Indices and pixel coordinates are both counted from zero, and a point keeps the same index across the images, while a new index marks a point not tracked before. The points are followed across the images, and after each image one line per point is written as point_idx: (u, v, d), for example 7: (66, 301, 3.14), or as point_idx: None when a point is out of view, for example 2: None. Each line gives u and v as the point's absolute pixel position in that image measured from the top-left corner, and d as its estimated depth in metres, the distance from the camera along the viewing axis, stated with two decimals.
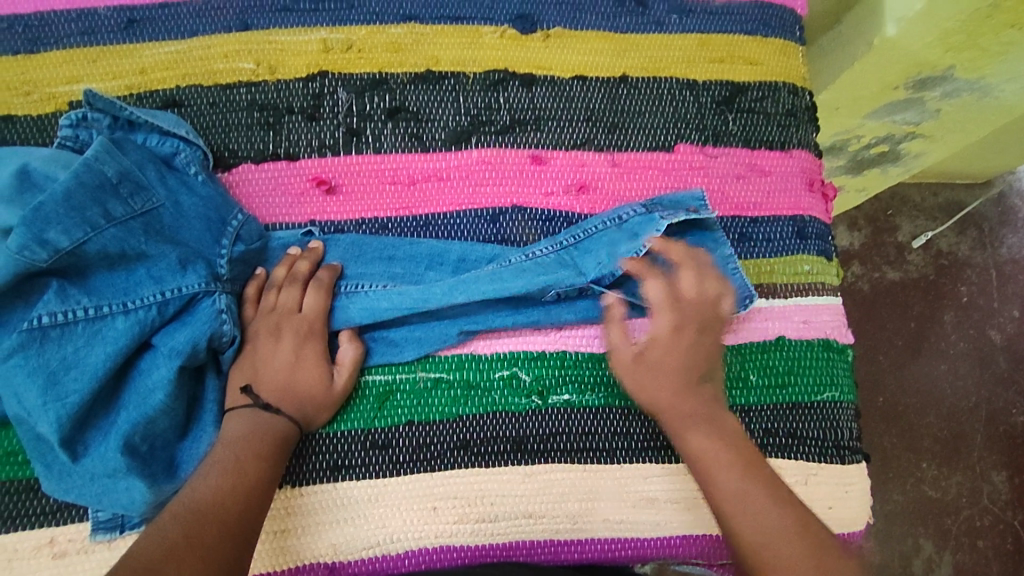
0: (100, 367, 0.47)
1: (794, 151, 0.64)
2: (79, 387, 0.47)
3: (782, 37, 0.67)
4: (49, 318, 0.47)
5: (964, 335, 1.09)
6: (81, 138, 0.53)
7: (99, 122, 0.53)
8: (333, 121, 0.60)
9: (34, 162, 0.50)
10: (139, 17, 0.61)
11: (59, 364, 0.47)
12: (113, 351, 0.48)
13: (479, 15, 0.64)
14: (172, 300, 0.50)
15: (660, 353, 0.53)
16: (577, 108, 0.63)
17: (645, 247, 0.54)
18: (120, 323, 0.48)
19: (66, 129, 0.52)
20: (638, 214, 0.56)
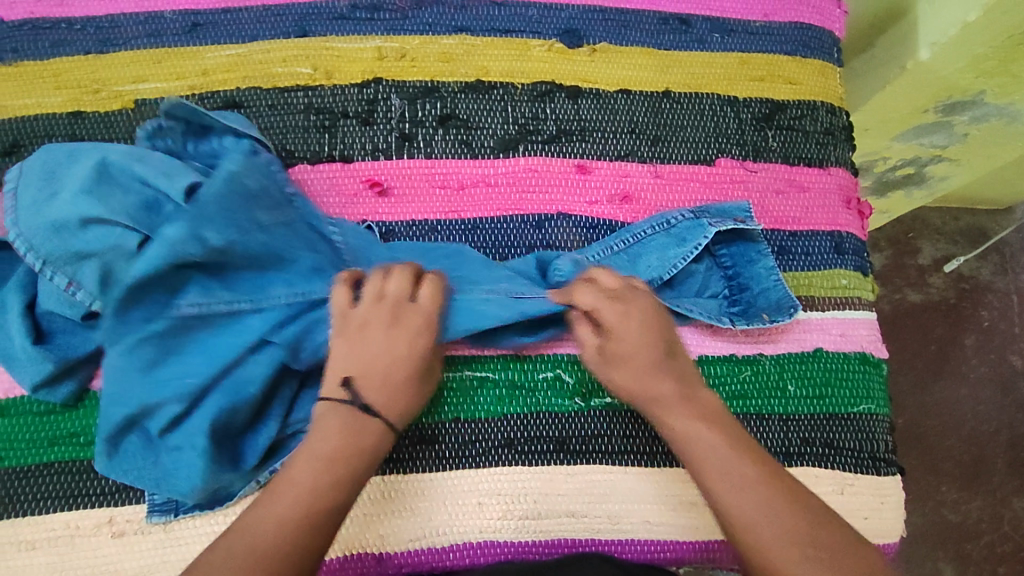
0: (231, 358, 0.50)
1: (832, 169, 0.66)
2: (210, 372, 0.50)
3: (821, 58, 0.69)
4: (194, 309, 0.50)
5: (985, 359, 1.09)
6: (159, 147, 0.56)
7: (173, 131, 0.56)
8: (387, 126, 0.62)
9: (112, 156, 0.50)
10: (203, 21, 0.64)
11: (197, 350, 0.50)
12: (245, 345, 0.50)
13: (528, 29, 0.66)
14: (298, 302, 0.52)
15: (620, 347, 0.53)
16: (622, 120, 0.65)
17: (692, 252, 0.58)
18: (253, 320, 0.51)
19: (144, 140, 0.56)
20: (685, 219, 0.60)
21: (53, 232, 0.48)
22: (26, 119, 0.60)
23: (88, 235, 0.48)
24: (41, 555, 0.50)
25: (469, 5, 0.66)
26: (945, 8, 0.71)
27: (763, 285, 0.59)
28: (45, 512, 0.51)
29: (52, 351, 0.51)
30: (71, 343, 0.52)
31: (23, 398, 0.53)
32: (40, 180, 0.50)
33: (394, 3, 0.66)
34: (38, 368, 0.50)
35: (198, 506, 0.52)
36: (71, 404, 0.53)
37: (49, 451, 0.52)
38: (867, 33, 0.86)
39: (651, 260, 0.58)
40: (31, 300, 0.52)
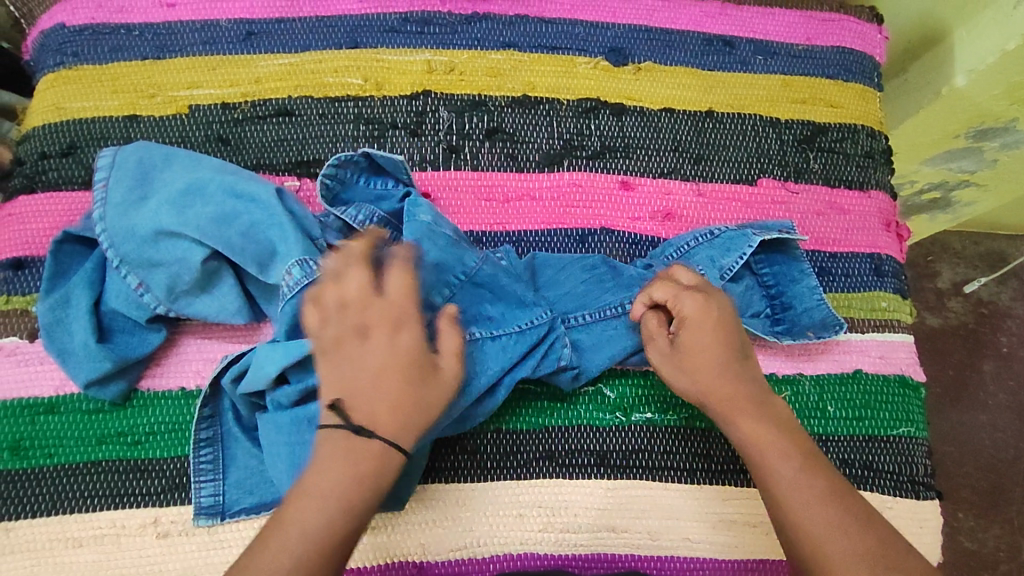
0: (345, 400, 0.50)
1: (872, 192, 0.66)
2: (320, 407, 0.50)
3: (861, 83, 0.69)
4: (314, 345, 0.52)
5: (1004, 386, 1.05)
6: (338, 177, 0.58)
7: (354, 164, 0.59)
8: (435, 138, 0.63)
9: (204, 173, 0.53)
10: (257, 30, 0.65)
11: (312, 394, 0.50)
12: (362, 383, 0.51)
13: (574, 46, 0.67)
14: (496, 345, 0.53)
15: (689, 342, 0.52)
16: (665, 138, 0.65)
17: (736, 263, 0.59)
18: None
19: (331, 168, 0.58)
20: (728, 230, 0.61)
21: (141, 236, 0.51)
22: (84, 121, 0.61)
23: (173, 242, 0.51)
24: (87, 553, 0.51)
25: (517, 21, 0.67)
26: (984, 37, 0.72)
27: (805, 304, 0.60)
28: (91, 510, 0.51)
29: (112, 350, 0.52)
30: (130, 343, 0.53)
31: (74, 395, 0.53)
32: (129, 178, 0.53)
33: (443, 17, 0.67)
34: (96, 367, 0.51)
35: (246, 510, 0.51)
36: (120, 403, 0.53)
37: (96, 449, 0.52)
38: (902, 59, 0.87)
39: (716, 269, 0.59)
40: (98, 297, 0.53)
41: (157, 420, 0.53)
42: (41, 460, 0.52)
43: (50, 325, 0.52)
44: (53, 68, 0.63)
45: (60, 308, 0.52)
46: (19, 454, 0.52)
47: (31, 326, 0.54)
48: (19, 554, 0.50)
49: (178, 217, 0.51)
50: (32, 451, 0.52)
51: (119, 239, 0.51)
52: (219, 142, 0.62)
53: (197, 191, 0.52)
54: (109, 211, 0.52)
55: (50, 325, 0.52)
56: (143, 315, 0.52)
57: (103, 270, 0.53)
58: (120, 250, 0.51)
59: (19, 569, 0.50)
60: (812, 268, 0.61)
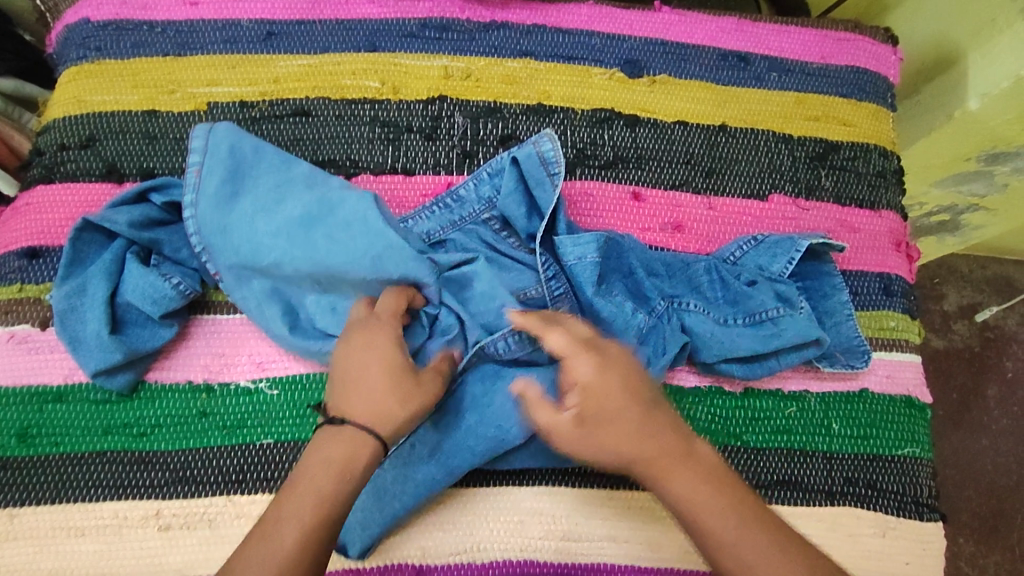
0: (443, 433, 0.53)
1: (883, 212, 0.66)
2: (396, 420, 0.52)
3: (875, 102, 0.70)
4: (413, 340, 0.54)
5: (1008, 412, 1.04)
6: (499, 168, 0.60)
7: (498, 163, 0.60)
8: (449, 143, 0.64)
9: (296, 179, 0.55)
10: (277, 30, 0.66)
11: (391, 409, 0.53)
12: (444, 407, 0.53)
13: (590, 57, 0.68)
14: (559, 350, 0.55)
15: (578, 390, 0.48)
16: (677, 151, 0.66)
17: (785, 266, 0.59)
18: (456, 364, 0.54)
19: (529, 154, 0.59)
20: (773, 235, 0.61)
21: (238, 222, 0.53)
22: (103, 115, 0.62)
23: (251, 230, 0.53)
24: (90, 542, 0.51)
25: (534, 30, 0.68)
26: (998, 61, 0.72)
27: (836, 319, 0.60)
28: (96, 500, 0.51)
29: (123, 341, 0.52)
30: (141, 336, 0.53)
31: (81, 385, 0.53)
32: (220, 166, 0.54)
33: (462, 24, 0.67)
34: (105, 358, 0.51)
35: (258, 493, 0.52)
36: (126, 394, 0.53)
37: (101, 440, 0.53)
38: (915, 81, 0.88)
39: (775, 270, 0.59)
40: (114, 289, 0.53)
41: (162, 413, 0.53)
42: (47, 449, 0.52)
43: (63, 312, 0.52)
44: (76, 62, 0.64)
45: (76, 296, 0.52)
46: (26, 442, 0.52)
47: (42, 315, 0.55)
48: (24, 541, 0.50)
49: (264, 207, 0.54)
50: (39, 439, 0.52)
51: (209, 228, 0.53)
52: None
53: (287, 189, 0.54)
54: (201, 200, 0.54)
55: (64, 313, 0.52)
56: (156, 310, 0.52)
57: (121, 262, 0.54)
58: (207, 230, 0.53)
59: (22, 556, 0.50)
60: (843, 281, 0.61)
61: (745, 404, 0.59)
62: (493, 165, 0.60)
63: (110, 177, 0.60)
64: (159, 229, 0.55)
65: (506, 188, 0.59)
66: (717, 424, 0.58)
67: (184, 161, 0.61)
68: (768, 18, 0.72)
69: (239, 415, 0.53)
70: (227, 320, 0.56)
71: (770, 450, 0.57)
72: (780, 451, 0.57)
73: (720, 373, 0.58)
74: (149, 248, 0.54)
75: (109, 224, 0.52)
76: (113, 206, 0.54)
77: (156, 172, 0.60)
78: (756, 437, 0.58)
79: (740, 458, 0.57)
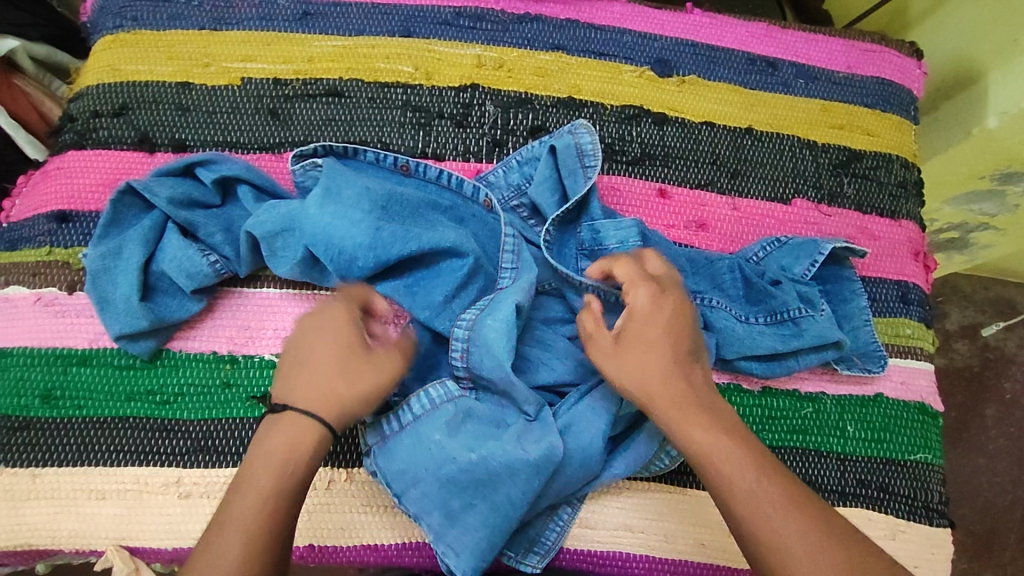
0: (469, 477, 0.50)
1: (903, 221, 0.67)
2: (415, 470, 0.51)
3: (899, 114, 0.71)
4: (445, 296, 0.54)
5: (1006, 432, 1.05)
6: (531, 152, 0.61)
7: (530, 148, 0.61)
8: (480, 131, 0.64)
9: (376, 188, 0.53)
10: (314, 11, 0.66)
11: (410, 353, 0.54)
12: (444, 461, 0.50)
13: (622, 54, 0.69)
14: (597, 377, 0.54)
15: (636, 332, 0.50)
16: (704, 151, 0.66)
17: (810, 266, 0.60)
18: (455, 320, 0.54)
19: (565, 137, 0.60)
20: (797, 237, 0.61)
21: (286, 226, 0.52)
22: (137, 85, 0.62)
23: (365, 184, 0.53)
24: (110, 506, 0.51)
25: (567, 25, 0.69)
26: (1019, 81, 0.74)
27: (854, 324, 0.60)
28: (118, 464, 0.51)
29: (152, 309, 0.52)
30: (169, 306, 0.53)
31: (107, 350, 0.53)
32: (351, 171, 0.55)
33: (496, 14, 0.68)
34: (132, 323, 0.51)
35: None
36: (149, 360, 0.53)
37: (125, 405, 0.53)
38: (934, 97, 0.89)
39: (794, 271, 0.60)
40: (148, 257, 0.53)
41: (186, 381, 0.53)
42: (70, 412, 0.52)
43: (96, 272, 0.52)
44: (112, 31, 0.64)
45: (110, 257, 0.52)
46: (50, 403, 0.52)
47: (70, 279, 0.55)
48: (45, 501, 0.51)
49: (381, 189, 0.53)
50: (63, 401, 0.52)
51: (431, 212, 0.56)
52: (269, 115, 0.62)
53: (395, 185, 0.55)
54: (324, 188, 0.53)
55: (97, 273, 0.52)
56: (190, 284, 0.52)
57: (159, 231, 0.54)
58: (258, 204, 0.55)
59: (43, 515, 0.51)
60: (862, 286, 0.62)
61: (762, 403, 0.59)
62: (526, 148, 0.61)
63: (143, 146, 0.60)
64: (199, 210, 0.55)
65: (537, 175, 0.59)
66: None
67: (217, 136, 0.61)
68: (796, 26, 0.73)
69: (265, 387, 0.53)
70: (255, 294, 0.56)
71: (786, 448, 0.58)
72: (794, 450, 0.58)
73: (738, 371, 0.59)
74: (187, 227, 0.54)
75: (150, 194, 0.53)
76: (157, 177, 0.54)
77: (187, 144, 0.61)
78: (772, 436, 0.58)
79: None
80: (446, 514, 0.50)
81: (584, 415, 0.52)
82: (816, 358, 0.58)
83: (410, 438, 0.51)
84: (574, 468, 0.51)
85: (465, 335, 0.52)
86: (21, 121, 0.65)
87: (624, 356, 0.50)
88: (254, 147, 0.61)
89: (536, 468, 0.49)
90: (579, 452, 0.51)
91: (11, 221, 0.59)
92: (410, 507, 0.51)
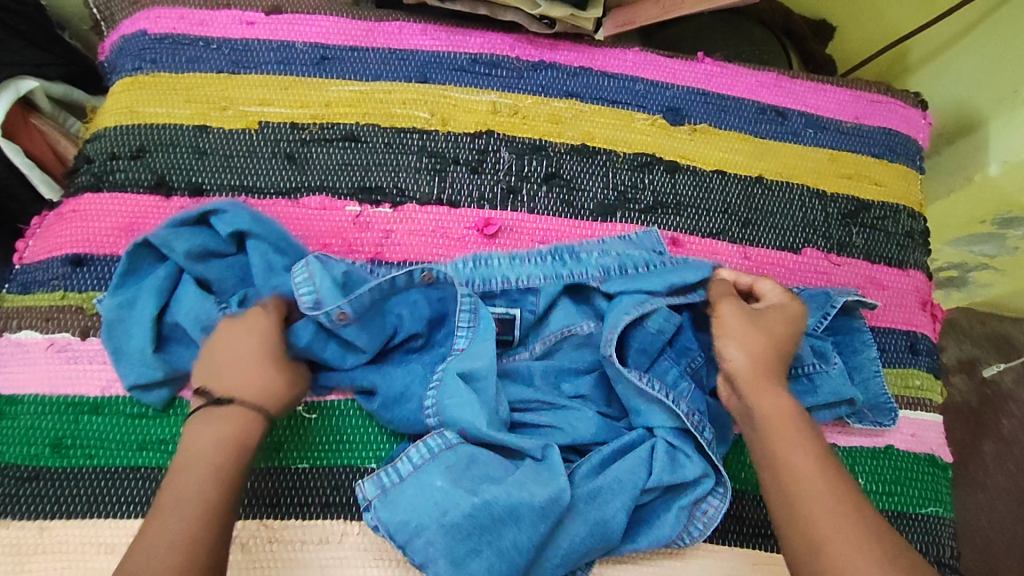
0: (473, 512, 0.48)
1: (910, 271, 0.68)
2: (409, 511, 0.49)
3: (905, 164, 0.72)
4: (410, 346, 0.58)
5: (1004, 468, 1.06)
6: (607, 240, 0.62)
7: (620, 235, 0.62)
8: (494, 177, 0.65)
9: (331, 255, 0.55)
10: (331, 55, 0.67)
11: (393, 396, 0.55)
12: (442, 499, 0.49)
13: (634, 102, 0.70)
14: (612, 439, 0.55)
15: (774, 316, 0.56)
16: (715, 199, 0.67)
17: (821, 321, 0.60)
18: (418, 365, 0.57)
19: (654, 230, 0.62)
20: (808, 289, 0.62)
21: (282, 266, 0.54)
22: (154, 128, 0.62)
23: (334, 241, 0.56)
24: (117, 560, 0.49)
25: (581, 72, 0.70)
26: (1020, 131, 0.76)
27: (864, 375, 0.61)
28: (127, 516, 0.50)
29: (166, 360, 0.52)
30: (183, 356, 0.53)
31: (120, 398, 0.53)
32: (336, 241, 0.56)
33: (511, 62, 0.69)
34: (147, 374, 0.52)
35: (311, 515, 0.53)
36: (162, 409, 0.53)
37: (136, 455, 0.52)
38: (936, 142, 0.91)
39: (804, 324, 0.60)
40: (163, 309, 0.53)
41: None
42: (81, 461, 0.51)
43: (111, 322, 0.52)
44: (130, 73, 0.65)
45: (125, 308, 0.52)
46: (60, 452, 0.52)
47: (84, 325, 0.55)
48: (51, 554, 0.49)
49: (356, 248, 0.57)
50: (74, 451, 0.52)
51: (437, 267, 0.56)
52: (286, 159, 0.63)
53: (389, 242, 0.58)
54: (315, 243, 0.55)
55: (112, 322, 0.52)
56: (204, 337, 0.52)
57: (175, 282, 0.54)
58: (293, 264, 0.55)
59: (49, 570, 0.49)
60: (872, 338, 0.63)
61: None
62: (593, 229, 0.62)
63: (159, 190, 0.60)
64: (215, 261, 0.55)
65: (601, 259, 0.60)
66: (745, 472, 0.58)
67: (233, 180, 0.61)
68: (805, 76, 0.74)
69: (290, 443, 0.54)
70: None
71: None
72: None
73: None
74: (203, 280, 0.54)
75: (167, 249, 0.53)
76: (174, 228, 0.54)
77: (203, 188, 0.61)
78: None
79: None
80: (452, 560, 0.48)
81: (610, 485, 0.52)
82: (828, 415, 0.58)
83: (413, 485, 0.50)
84: (587, 531, 0.50)
85: (436, 422, 0.53)
86: (38, 160, 0.66)
87: (744, 320, 0.55)
88: (270, 192, 0.61)
89: (542, 511, 0.49)
90: (599, 518, 0.51)
91: (24, 263, 0.58)
92: (415, 557, 0.49)
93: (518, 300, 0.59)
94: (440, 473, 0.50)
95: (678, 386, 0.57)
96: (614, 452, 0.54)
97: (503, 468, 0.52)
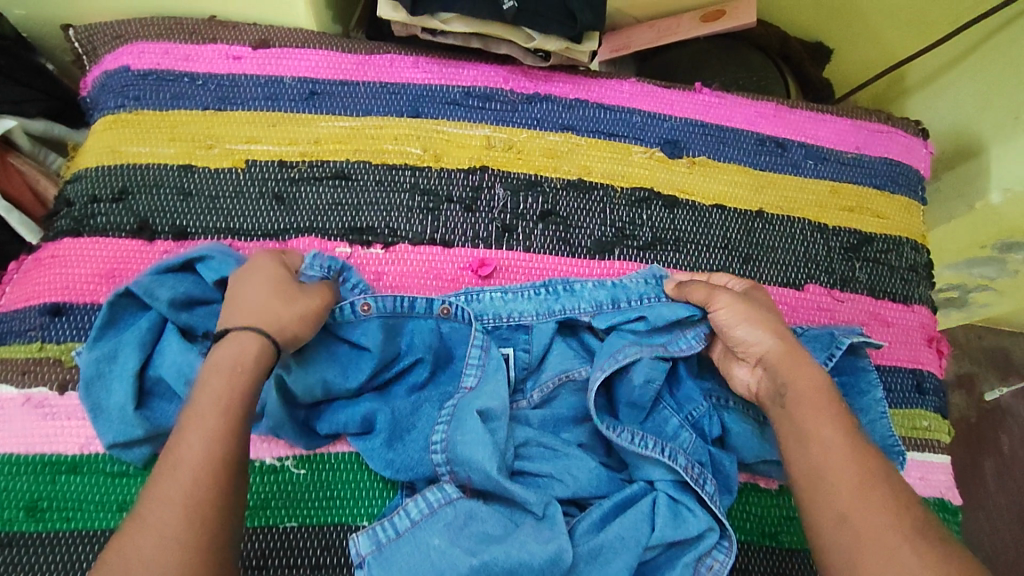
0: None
1: (915, 306, 0.67)
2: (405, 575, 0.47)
3: (907, 195, 0.71)
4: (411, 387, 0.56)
5: (1005, 488, 1.04)
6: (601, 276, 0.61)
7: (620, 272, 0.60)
8: (489, 216, 0.63)
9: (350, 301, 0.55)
10: (320, 90, 0.65)
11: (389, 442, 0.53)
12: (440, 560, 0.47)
13: (631, 135, 0.68)
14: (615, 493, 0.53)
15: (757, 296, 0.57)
16: (715, 235, 0.66)
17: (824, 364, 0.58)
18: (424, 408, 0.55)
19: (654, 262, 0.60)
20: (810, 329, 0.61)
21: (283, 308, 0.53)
22: (137, 168, 0.60)
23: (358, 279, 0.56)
24: None
25: (576, 105, 0.68)
26: None
27: (870, 418, 0.59)
28: None
29: (147, 417, 0.50)
30: (166, 412, 0.51)
31: (98, 456, 0.51)
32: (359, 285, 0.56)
33: (505, 94, 0.67)
34: (126, 432, 0.49)
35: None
36: (144, 467, 0.51)
37: (116, 517, 0.50)
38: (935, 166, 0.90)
39: None
40: (145, 362, 0.51)
41: None
42: (56, 525, 0.49)
43: (90, 378, 0.50)
44: (112, 111, 0.63)
45: (105, 362, 0.50)
46: (34, 516, 0.49)
47: (62, 378, 0.53)
48: None
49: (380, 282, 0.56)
50: (49, 514, 0.49)
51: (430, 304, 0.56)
52: (273, 200, 0.61)
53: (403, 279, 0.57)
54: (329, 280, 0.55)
55: (91, 379, 0.50)
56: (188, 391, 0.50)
57: (157, 333, 0.52)
58: None
59: None
60: (878, 377, 0.61)
61: (779, 502, 0.57)
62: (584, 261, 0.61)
63: (141, 234, 0.58)
64: (200, 309, 0.53)
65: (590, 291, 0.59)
66: (749, 520, 0.56)
67: (219, 221, 0.59)
68: (804, 105, 0.73)
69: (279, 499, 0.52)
70: None
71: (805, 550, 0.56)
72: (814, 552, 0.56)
73: (756, 471, 0.57)
74: (187, 329, 0.52)
75: (150, 298, 0.51)
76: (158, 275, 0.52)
77: (188, 231, 0.59)
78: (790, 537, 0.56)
79: (779, 559, 0.55)
80: None
81: (611, 543, 0.50)
82: None
83: (408, 545, 0.48)
84: None
85: (443, 460, 0.51)
86: (16, 201, 0.64)
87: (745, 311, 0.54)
88: (258, 234, 0.60)
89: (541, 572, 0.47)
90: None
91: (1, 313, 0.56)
92: None
93: (510, 338, 0.58)
94: (439, 531, 0.48)
95: (679, 437, 0.55)
96: (615, 506, 0.52)
97: (501, 525, 0.50)
